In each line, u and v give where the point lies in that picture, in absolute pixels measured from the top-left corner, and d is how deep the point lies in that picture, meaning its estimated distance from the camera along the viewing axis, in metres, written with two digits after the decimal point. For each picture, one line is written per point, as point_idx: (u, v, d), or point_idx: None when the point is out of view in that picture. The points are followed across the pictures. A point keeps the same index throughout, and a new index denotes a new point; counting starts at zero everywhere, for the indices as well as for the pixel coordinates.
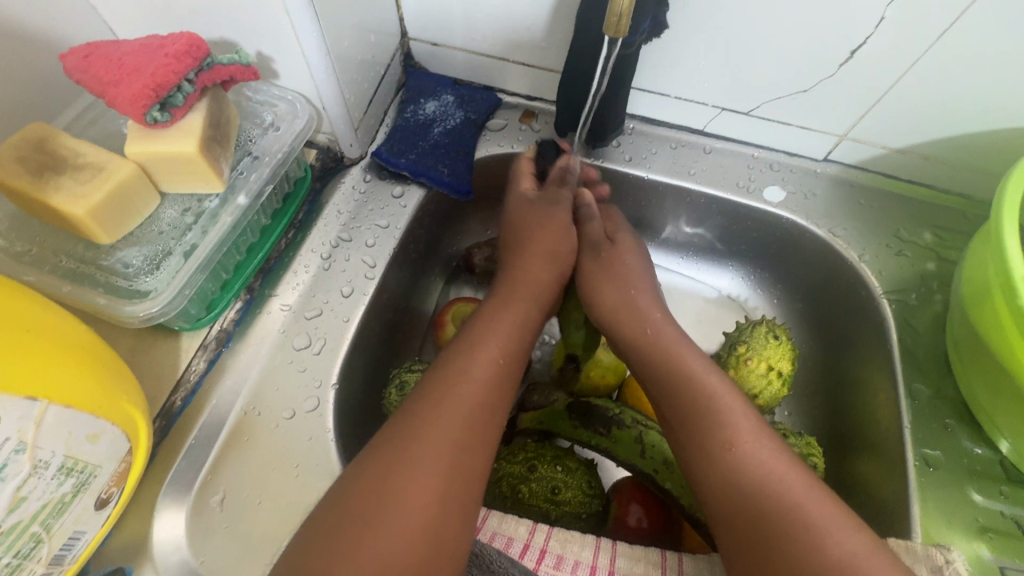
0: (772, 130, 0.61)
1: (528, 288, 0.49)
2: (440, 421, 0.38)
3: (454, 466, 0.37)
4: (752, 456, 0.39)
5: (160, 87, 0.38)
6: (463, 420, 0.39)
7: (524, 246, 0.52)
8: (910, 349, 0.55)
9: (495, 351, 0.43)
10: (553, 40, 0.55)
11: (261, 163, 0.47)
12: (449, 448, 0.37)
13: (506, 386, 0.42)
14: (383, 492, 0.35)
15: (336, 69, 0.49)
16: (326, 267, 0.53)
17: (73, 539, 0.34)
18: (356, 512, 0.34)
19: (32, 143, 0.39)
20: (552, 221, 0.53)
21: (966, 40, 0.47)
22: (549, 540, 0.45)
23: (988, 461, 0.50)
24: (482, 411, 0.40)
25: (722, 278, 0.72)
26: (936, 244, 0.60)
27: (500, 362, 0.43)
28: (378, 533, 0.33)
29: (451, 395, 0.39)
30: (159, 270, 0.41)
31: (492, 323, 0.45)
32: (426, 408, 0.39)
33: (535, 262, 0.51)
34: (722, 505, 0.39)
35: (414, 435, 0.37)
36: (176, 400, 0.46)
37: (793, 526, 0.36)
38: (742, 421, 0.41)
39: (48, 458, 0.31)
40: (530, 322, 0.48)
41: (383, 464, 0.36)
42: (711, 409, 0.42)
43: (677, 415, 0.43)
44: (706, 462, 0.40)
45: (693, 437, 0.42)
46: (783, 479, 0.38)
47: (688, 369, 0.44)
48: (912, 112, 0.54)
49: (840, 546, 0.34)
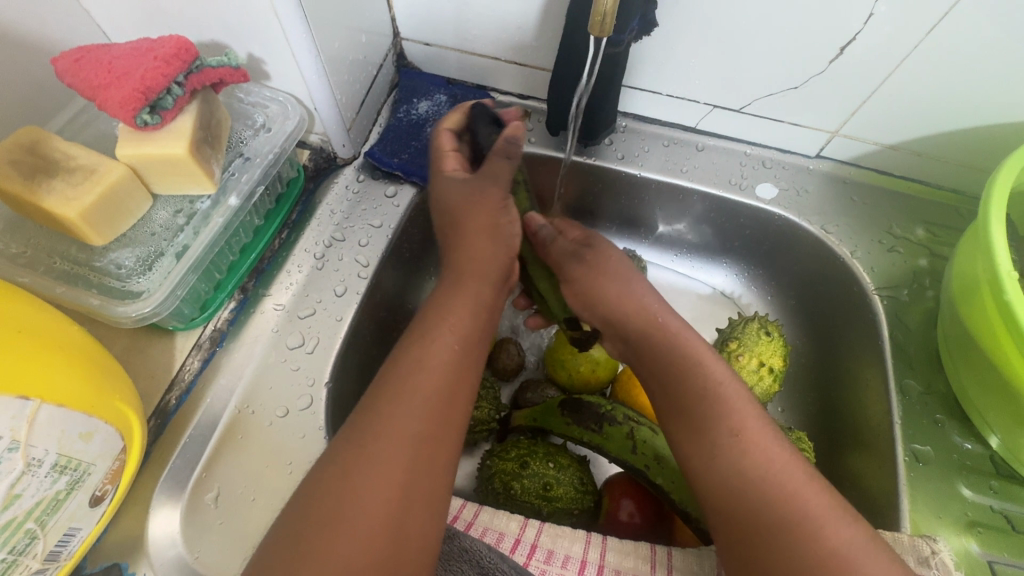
0: (764, 127, 0.61)
1: (478, 266, 0.46)
2: (395, 419, 0.37)
3: (413, 462, 0.37)
4: (754, 447, 0.39)
5: (150, 91, 0.38)
6: (417, 415, 0.38)
7: (467, 218, 0.48)
8: (902, 345, 0.55)
9: (447, 337, 0.41)
10: (544, 39, 0.56)
11: (252, 163, 0.47)
12: (404, 445, 0.37)
13: (461, 373, 0.41)
14: (345, 493, 0.35)
15: (328, 71, 0.49)
16: (319, 266, 0.54)
17: (68, 535, 0.35)
18: (316, 514, 0.35)
19: (25, 147, 0.40)
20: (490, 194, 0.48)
21: (955, 36, 0.47)
22: (540, 535, 0.45)
23: (978, 456, 0.50)
24: (435, 402, 0.39)
25: (716, 275, 0.72)
26: (929, 240, 0.60)
27: (453, 350, 0.41)
28: (342, 534, 0.34)
29: (403, 391, 0.39)
30: (151, 271, 0.42)
31: (442, 308, 0.43)
32: (379, 407, 0.38)
33: (483, 236, 0.47)
34: (722, 495, 0.38)
35: (367, 437, 0.37)
36: (170, 399, 0.46)
37: (792, 516, 0.36)
38: (746, 412, 0.41)
39: (41, 456, 0.32)
40: (483, 301, 0.45)
41: (339, 467, 0.36)
42: (714, 399, 0.41)
43: (680, 403, 0.42)
44: (706, 453, 0.40)
45: (694, 427, 0.41)
46: (783, 471, 0.38)
47: (695, 358, 0.43)
48: (904, 108, 0.54)
49: (836, 537, 0.35)
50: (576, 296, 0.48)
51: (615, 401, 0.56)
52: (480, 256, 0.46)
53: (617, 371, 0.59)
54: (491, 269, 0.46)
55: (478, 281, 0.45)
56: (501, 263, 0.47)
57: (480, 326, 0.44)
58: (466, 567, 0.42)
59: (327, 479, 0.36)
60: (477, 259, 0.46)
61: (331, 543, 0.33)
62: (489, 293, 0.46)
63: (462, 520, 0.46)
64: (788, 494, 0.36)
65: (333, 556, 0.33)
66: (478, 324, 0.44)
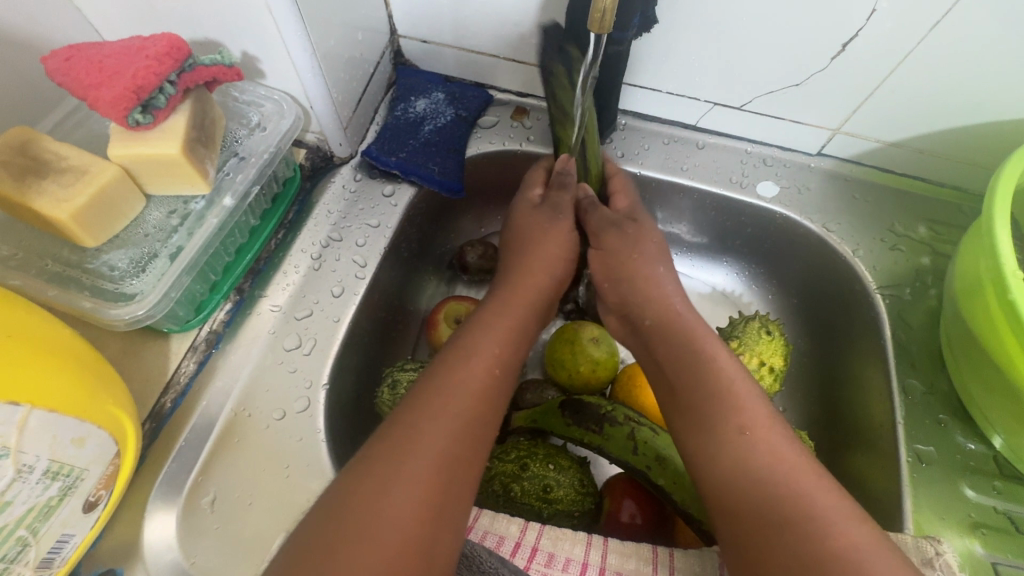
0: (765, 124, 0.60)
1: (525, 293, 0.48)
2: (435, 435, 0.38)
3: (448, 481, 0.37)
4: (760, 445, 0.38)
5: (141, 90, 0.38)
6: (461, 430, 0.39)
7: (529, 249, 0.51)
8: (905, 344, 0.55)
9: (491, 360, 0.43)
10: (542, 35, 0.55)
11: (247, 163, 0.47)
12: (441, 461, 0.37)
13: (498, 392, 0.42)
14: (373, 507, 0.34)
15: (323, 69, 0.49)
16: (316, 267, 0.53)
17: (62, 541, 0.35)
18: (344, 520, 0.34)
19: (15, 147, 0.39)
20: (557, 226, 0.52)
21: (958, 33, 0.46)
22: (541, 538, 0.44)
23: (981, 456, 0.50)
24: (476, 423, 0.40)
25: (717, 274, 0.71)
26: (932, 238, 0.60)
27: (495, 374, 0.43)
28: (365, 548, 0.33)
29: (447, 408, 0.39)
30: (144, 273, 0.41)
31: (487, 330, 0.45)
32: (421, 415, 0.39)
33: (534, 264, 0.50)
34: (726, 488, 0.38)
35: (408, 444, 0.37)
36: (166, 401, 0.46)
37: (797, 514, 0.35)
38: (754, 405, 0.40)
39: (32, 462, 0.31)
40: (526, 329, 0.47)
41: (378, 474, 0.36)
42: (722, 394, 0.41)
43: (687, 395, 0.42)
44: (710, 447, 0.40)
45: (699, 420, 0.41)
46: (790, 468, 0.37)
47: (706, 353, 0.43)
48: (905, 105, 0.53)
49: (844, 536, 0.34)
50: (604, 270, 0.51)
51: (616, 402, 0.55)
52: (529, 285, 0.49)
53: (617, 370, 0.59)
54: (535, 299, 0.49)
55: (524, 308, 0.47)
56: (547, 293, 0.50)
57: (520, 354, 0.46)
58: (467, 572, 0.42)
59: (354, 488, 0.35)
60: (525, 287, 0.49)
61: (349, 557, 0.33)
62: (531, 322, 0.48)
63: None
64: (797, 492, 0.36)
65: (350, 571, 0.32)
66: (519, 352, 0.46)
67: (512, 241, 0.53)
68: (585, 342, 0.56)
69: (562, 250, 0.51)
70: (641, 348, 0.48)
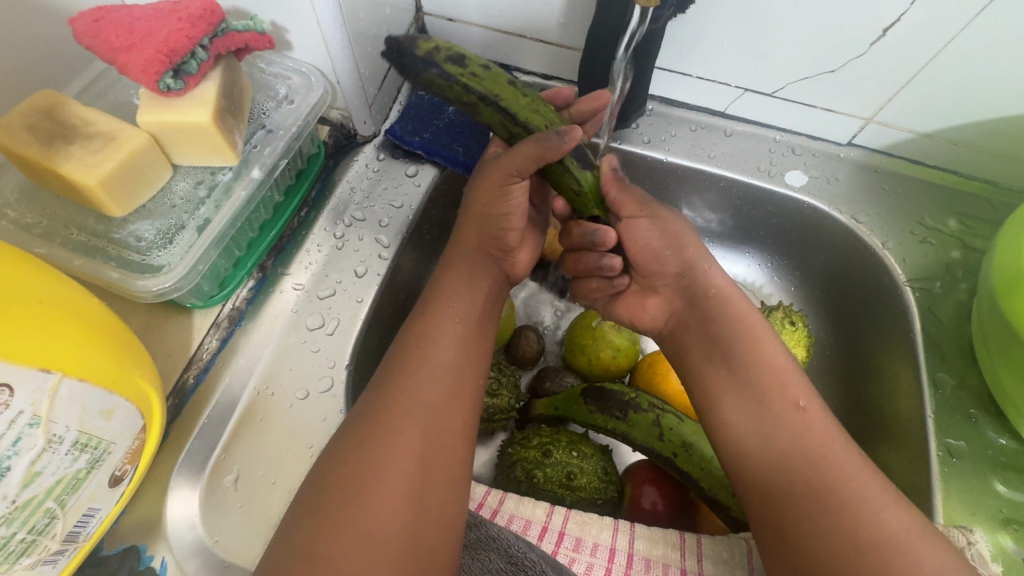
0: (797, 113, 0.59)
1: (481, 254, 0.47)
2: (421, 399, 0.39)
3: (445, 444, 0.38)
4: (808, 434, 0.38)
5: (173, 53, 0.37)
6: (426, 397, 0.39)
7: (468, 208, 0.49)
8: (934, 338, 0.54)
9: (446, 321, 0.43)
10: (573, 16, 0.54)
11: (275, 136, 0.46)
12: (425, 424, 0.38)
13: (457, 351, 0.42)
14: (378, 471, 0.35)
15: (352, 42, 0.47)
16: (339, 246, 0.52)
17: (88, 516, 0.34)
18: (350, 492, 0.35)
19: (42, 112, 0.38)
20: (487, 176, 0.46)
21: (1005, 19, 0.45)
22: (567, 522, 0.44)
23: (1012, 452, 0.49)
24: (453, 381, 0.40)
25: (739, 265, 0.70)
26: (962, 231, 0.58)
27: (461, 338, 0.43)
28: (368, 515, 0.34)
29: (439, 371, 0.40)
30: (172, 244, 0.40)
31: (441, 293, 0.45)
32: (404, 385, 0.39)
33: (473, 225, 0.48)
34: (776, 475, 0.37)
35: (404, 416, 0.38)
36: (188, 377, 0.45)
37: (846, 505, 0.35)
38: (807, 394, 0.40)
39: (62, 433, 0.30)
40: (479, 288, 0.46)
41: (364, 444, 0.37)
42: (761, 384, 0.40)
43: (737, 376, 0.41)
44: (760, 434, 0.39)
45: (753, 403, 0.40)
46: (834, 460, 0.36)
47: (758, 339, 0.42)
48: (942, 95, 0.52)
49: (889, 529, 0.33)
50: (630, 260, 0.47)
51: (638, 389, 0.54)
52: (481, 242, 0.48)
53: (638, 358, 0.58)
54: (484, 258, 0.47)
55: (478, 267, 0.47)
56: (494, 247, 0.47)
57: (476, 313, 0.45)
58: (496, 557, 0.41)
59: (361, 455, 0.36)
60: (466, 245, 0.48)
61: (358, 520, 0.34)
62: (484, 280, 0.47)
63: (487, 508, 0.45)
64: (848, 484, 0.35)
65: (358, 535, 0.33)
66: (475, 313, 0.45)
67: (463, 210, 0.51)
68: (607, 328, 0.55)
69: (497, 203, 0.46)
70: (673, 328, 0.46)
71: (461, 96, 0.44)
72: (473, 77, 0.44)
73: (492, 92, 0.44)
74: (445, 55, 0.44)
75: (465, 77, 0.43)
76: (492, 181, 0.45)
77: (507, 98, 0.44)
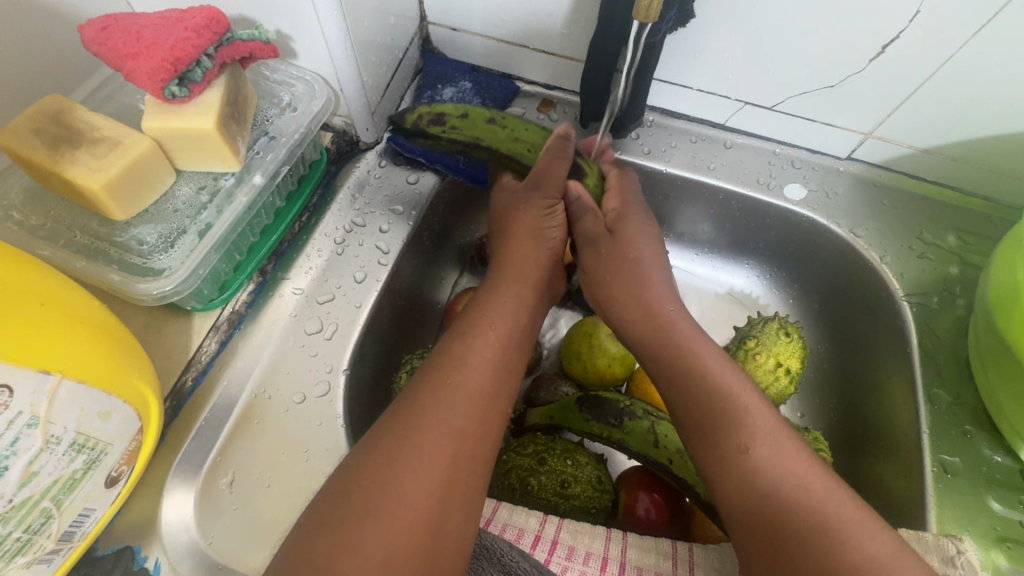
0: (797, 126, 0.59)
1: (519, 274, 0.48)
2: (434, 416, 0.39)
3: (456, 456, 0.38)
4: (766, 460, 0.37)
5: (179, 61, 0.37)
6: (458, 416, 0.39)
7: (512, 226, 0.50)
8: (931, 352, 0.54)
9: (490, 338, 0.43)
10: (574, 28, 0.54)
11: (278, 143, 0.46)
12: (447, 438, 0.38)
13: (506, 369, 0.43)
14: (373, 485, 0.36)
15: (355, 51, 0.48)
16: (339, 252, 0.53)
17: (83, 516, 0.34)
18: (354, 501, 0.35)
19: (49, 116, 0.39)
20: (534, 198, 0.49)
21: (1002, 40, 0.45)
22: (561, 531, 0.44)
23: (1008, 470, 0.49)
24: (463, 395, 0.40)
25: (737, 276, 0.71)
26: (961, 248, 0.58)
27: (497, 362, 0.43)
28: (371, 532, 0.34)
29: (439, 386, 0.40)
30: (173, 248, 0.41)
31: (487, 309, 0.45)
32: (427, 401, 0.39)
33: (522, 244, 0.49)
34: (742, 503, 0.37)
35: (412, 433, 0.38)
36: (187, 380, 0.46)
37: (815, 530, 0.34)
38: (760, 423, 0.39)
39: (60, 433, 0.31)
40: (524, 305, 0.47)
41: (382, 458, 0.37)
42: (732, 401, 0.40)
43: (697, 403, 0.41)
44: (718, 464, 0.39)
45: (710, 430, 0.40)
46: (805, 485, 0.36)
47: (701, 367, 0.43)
48: (941, 112, 0.52)
49: (860, 551, 0.33)
50: (604, 278, 0.50)
51: (633, 397, 0.54)
52: (523, 263, 0.49)
53: (633, 367, 0.58)
54: (536, 277, 0.49)
55: (519, 285, 0.47)
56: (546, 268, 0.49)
57: (521, 330, 0.46)
58: (489, 566, 0.42)
59: (357, 470, 0.37)
60: (516, 267, 0.48)
61: (360, 533, 0.34)
62: (529, 295, 0.48)
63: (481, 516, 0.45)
64: (812, 509, 0.35)
65: (362, 548, 0.33)
66: (521, 330, 0.46)
67: (498, 230, 0.51)
68: (603, 337, 0.55)
69: (548, 221, 0.49)
70: (642, 356, 0.47)
71: (450, 148, 0.53)
72: (454, 131, 0.51)
73: (474, 138, 0.51)
74: (427, 121, 0.51)
75: (447, 132, 0.51)
76: (539, 205, 0.49)
77: (487, 136, 0.51)
